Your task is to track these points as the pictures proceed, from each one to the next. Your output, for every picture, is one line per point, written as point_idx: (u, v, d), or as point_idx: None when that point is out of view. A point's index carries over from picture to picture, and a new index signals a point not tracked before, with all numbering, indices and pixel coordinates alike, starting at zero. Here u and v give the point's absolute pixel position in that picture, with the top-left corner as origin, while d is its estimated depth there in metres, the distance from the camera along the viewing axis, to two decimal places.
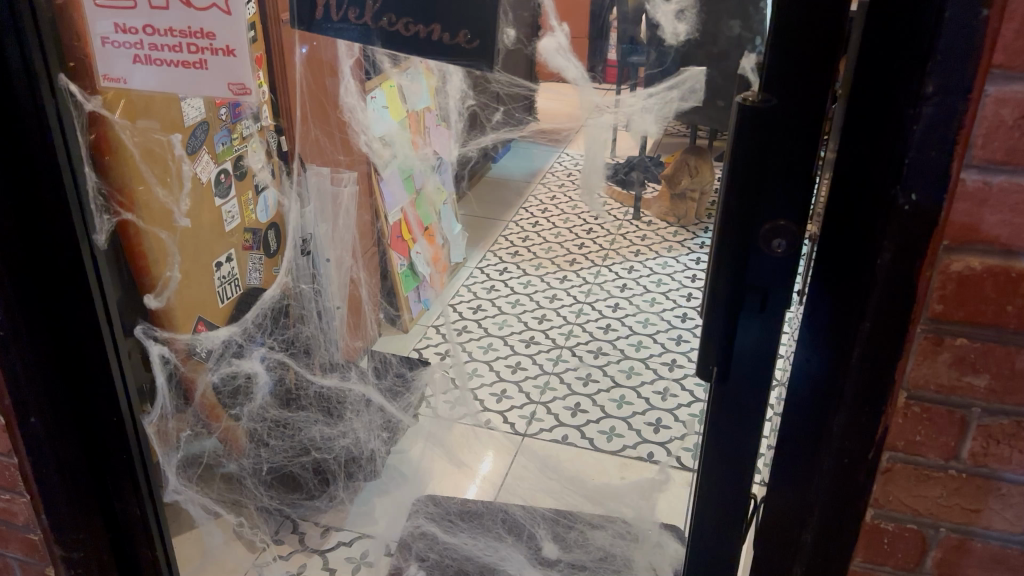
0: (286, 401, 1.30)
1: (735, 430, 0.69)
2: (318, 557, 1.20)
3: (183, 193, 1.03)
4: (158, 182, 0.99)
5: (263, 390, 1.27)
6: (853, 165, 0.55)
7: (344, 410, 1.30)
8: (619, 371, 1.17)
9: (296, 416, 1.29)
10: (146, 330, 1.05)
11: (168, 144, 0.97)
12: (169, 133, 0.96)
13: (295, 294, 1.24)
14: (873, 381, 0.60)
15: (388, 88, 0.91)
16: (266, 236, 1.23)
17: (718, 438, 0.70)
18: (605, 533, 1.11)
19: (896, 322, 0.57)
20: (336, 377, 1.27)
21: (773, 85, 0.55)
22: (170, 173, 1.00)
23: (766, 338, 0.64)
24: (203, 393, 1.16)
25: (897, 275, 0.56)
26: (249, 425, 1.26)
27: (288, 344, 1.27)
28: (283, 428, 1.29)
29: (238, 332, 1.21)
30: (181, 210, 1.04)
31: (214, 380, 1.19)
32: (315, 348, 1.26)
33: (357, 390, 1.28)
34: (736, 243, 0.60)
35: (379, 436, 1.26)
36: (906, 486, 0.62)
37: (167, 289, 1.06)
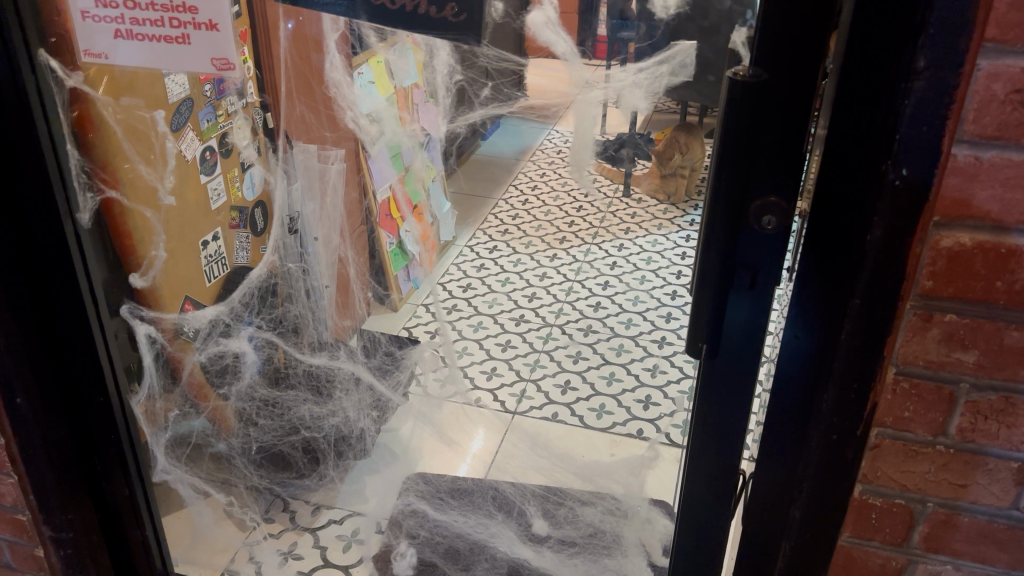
0: (275, 380, 1.28)
1: (725, 407, 0.69)
2: (309, 536, 1.21)
3: (168, 170, 1.01)
4: (141, 160, 0.97)
5: (251, 369, 1.25)
6: (844, 142, 0.54)
7: (332, 389, 1.27)
8: (608, 348, 1.21)
9: (285, 395, 1.27)
10: (133, 309, 1.06)
11: (151, 120, 0.96)
12: (152, 109, 0.94)
13: (283, 272, 1.20)
14: (863, 357, 0.60)
15: (376, 63, 0.90)
16: (252, 214, 1.18)
17: (707, 414, 0.70)
18: (594, 510, 1.15)
19: (886, 299, 0.57)
20: (325, 356, 1.25)
21: (766, 60, 0.54)
22: (154, 151, 0.98)
23: (756, 315, 0.64)
24: (192, 372, 1.16)
25: (887, 251, 0.56)
26: (237, 405, 1.25)
27: (276, 323, 1.24)
28: (272, 407, 1.27)
29: (226, 311, 1.18)
30: (166, 187, 1.02)
31: (202, 360, 1.17)
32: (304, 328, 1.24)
33: (346, 368, 1.25)
34: (728, 218, 0.60)
35: (369, 415, 1.26)
36: (894, 461, 0.63)
37: (153, 268, 1.05)
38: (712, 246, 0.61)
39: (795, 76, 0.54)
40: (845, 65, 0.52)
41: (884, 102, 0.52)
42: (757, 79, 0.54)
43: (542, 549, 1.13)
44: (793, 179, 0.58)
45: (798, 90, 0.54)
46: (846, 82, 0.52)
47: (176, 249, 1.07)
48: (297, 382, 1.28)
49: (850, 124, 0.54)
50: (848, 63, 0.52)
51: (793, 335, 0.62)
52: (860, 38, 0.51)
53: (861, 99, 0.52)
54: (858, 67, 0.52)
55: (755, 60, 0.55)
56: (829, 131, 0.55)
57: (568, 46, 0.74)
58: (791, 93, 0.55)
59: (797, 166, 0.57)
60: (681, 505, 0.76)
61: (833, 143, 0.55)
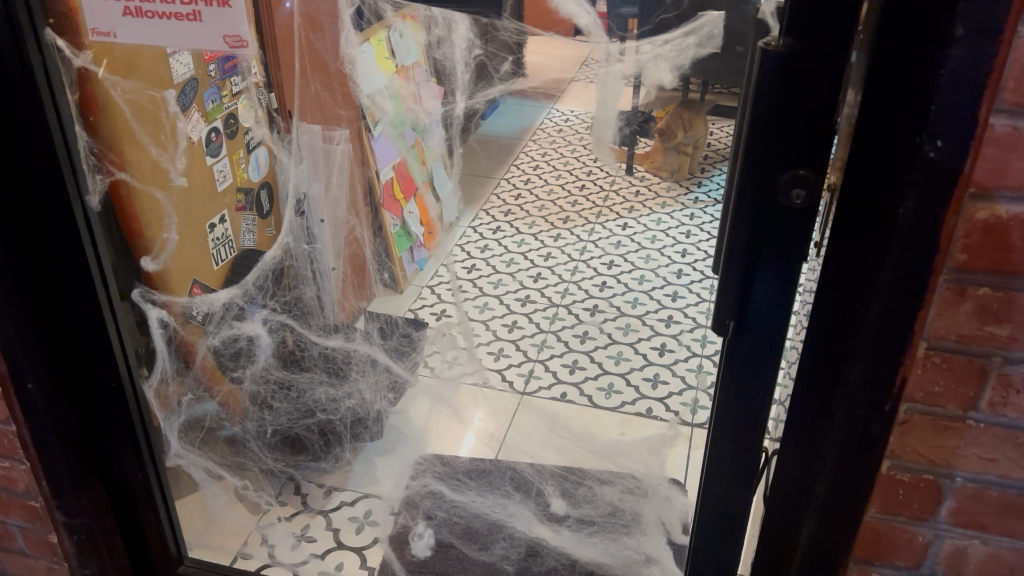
0: (288, 362, 1.29)
1: (749, 384, 0.68)
2: (322, 518, 1.20)
3: (178, 152, 1.00)
4: (152, 140, 0.96)
5: (264, 351, 1.25)
6: (876, 111, 0.53)
7: (348, 371, 1.30)
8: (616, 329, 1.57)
9: (299, 378, 1.28)
10: (144, 294, 1.02)
11: (162, 100, 0.95)
12: (161, 90, 0.94)
13: (292, 257, 1.22)
14: (894, 332, 0.59)
15: (377, 41, 0.92)
16: (258, 195, 1.18)
17: (730, 392, 0.69)
18: (613, 489, 1.16)
19: (917, 272, 0.56)
20: (340, 338, 1.29)
21: (799, 26, 0.53)
22: (164, 131, 0.97)
23: (782, 290, 0.63)
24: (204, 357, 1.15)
25: (919, 223, 0.55)
26: (251, 388, 1.25)
27: (288, 306, 1.26)
28: (287, 390, 1.28)
29: (238, 294, 1.18)
30: (177, 168, 1.01)
31: (214, 344, 1.17)
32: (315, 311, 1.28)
33: (361, 351, 1.30)
34: (755, 190, 0.59)
35: (385, 397, 1.30)
36: (923, 436, 0.62)
37: (164, 251, 1.03)
38: (737, 219, 0.61)
39: (827, 42, 0.53)
40: (880, 31, 0.51)
41: (918, 71, 0.51)
42: (789, 46, 0.53)
43: (560, 528, 1.12)
44: (822, 151, 0.57)
45: (831, 59, 0.53)
46: (881, 49, 0.51)
47: (185, 232, 1.06)
48: (315, 363, 1.30)
49: (882, 93, 0.52)
50: (883, 29, 0.51)
51: (821, 310, 0.61)
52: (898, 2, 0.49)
53: (896, 66, 0.51)
54: (895, 32, 0.50)
55: (786, 26, 0.53)
56: (860, 100, 0.54)
57: (592, 18, 0.71)
58: (822, 61, 0.53)
59: (826, 137, 0.56)
60: (703, 483, 0.75)
61: (864, 113, 0.54)
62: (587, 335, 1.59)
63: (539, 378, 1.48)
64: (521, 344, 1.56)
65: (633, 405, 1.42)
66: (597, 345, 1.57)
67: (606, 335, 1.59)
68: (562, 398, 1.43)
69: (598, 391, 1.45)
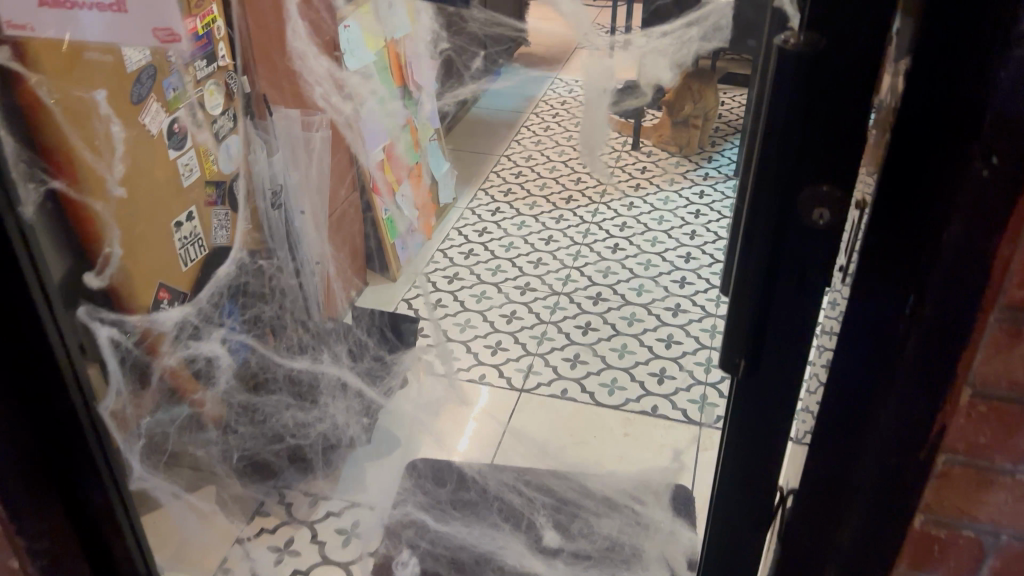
0: (254, 385, 1.19)
1: (761, 425, 0.59)
2: (307, 529, 1.12)
3: (116, 157, 0.89)
4: (84, 145, 0.84)
5: (225, 374, 1.15)
6: (916, 118, 0.44)
7: (318, 394, 1.23)
8: (621, 319, 1.52)
9: (266, 401, 1.19)
10: (91, 313, 0.91)
11: (91, 101, 0.83)
12: (92, 89, 0.83)
13: (254, 269, 1.16)
14: (932, 372, 0.50)
15: (365, 14, 0.96)
16: (232, 189, 1.09)
17: (740, 433, 0.60)
18: (612, 522, 1.07)
19: (962, 303, 0.48)
20: (308, 358, 1.24)
21: (823, 19, 0.43)
22: (97, 138, 0.85)
23: (799, 322, 0.54)
24: (164, 375, 1.03)
25: (965, 250, 0.46)
26: (218, 409, 1.14)
27: (253, 323, 1.18)
28: (251, 412, 1.18)
29: (194, 312, 1.06)
30: (115, 176, 0.89)
31: (174, 363, 1.04)
32: (283, 328, 1.22)
33: (331, 372, 1.26)
34: (771, 208, 0.50)
35: (360, 421, 1.24)
36: (962, 491, 0.55)
37: (110, 266, 0.93)
38: (748, 239, 0.52)
39: (859, 37, 0.43)
40: (922, 21, 0.41)
41: (969, 68, 0.42)
42: (813, 41, 0.44)
43: (553, 562, 1.03)
44: (849, 163, 0.48)
45: (863, 56, 0.44)
46: (922, 42, 0.42)
47: (134, 240, 0.94)
48: (279, 383, 1.21)
49: (925, 95, 0.43)
50: (929, 20, 0.41)
51: (843, 345, 0.52)
52: None
53: (942, 63, 0.42)
54: (940, 25, 0.41)
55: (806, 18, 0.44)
56: (895, 103, 0.44)
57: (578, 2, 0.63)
58: (853, 58, 0.44)
59: (853, 147, 0.47)
60: (710, 527, 0.68)
61: (900, 120, 0.44)
62: (590, 326, 1.50)
63: (538, 374, 1.40)
64: (520, 337, 1.48)
65: (637, 403, 1.34)
66: (600, 337, 1.48)
67: (610, 326, 1.50)
68: (562, 396, 1.35)
69: (600, 387, 1.37)
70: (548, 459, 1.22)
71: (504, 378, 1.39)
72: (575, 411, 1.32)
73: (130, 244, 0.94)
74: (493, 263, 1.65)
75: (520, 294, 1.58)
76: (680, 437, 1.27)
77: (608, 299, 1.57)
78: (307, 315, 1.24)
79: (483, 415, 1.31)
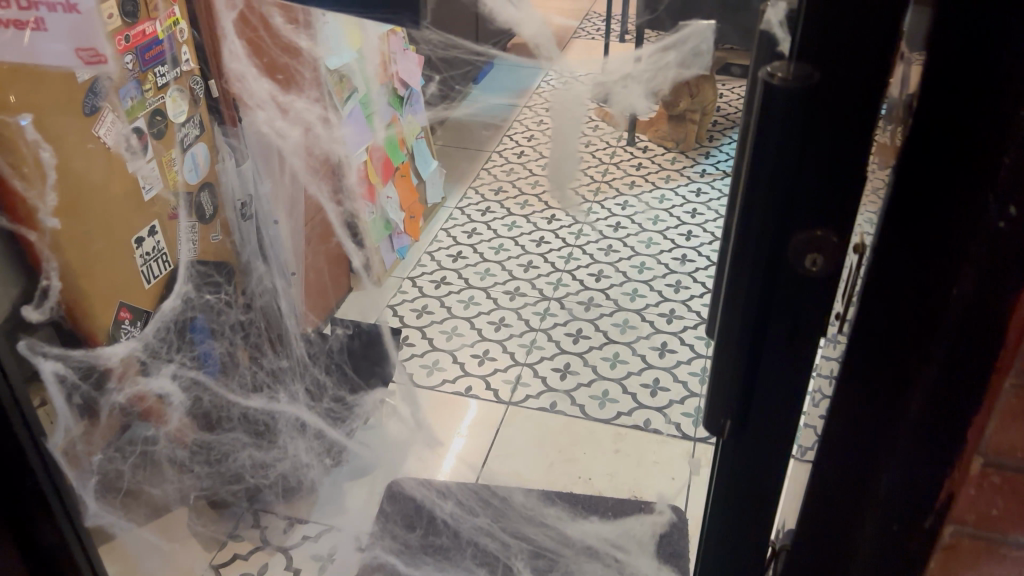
0: (209, 425, 1.09)
1: (750, 483, 0.54)
2: (282, 555, 1.07)
3: (49, 186, 0.80)
4: (10, 171, 0.76)
5: (177, 414, 1.04)
6: (924, 157, 0.38)
7: (276, 434, 1.14)
8: (613, 326, 1.46)
9: (223, 439, 1.10)
10: (30, 346, 0.82)
11: (15, 126, 0.75)
12: (18, 113, 0.75)
13: (200, 305, 1.05)
14: (940, 443, 0.44)
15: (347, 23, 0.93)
16: (199, 200, 1.02)
17: (728, 490, 0.55)
18: (595, 566, 1.01)
19: (974, 367, 0.41)
20: (263, 397, 1.15)
21: (812, 46, 0.38)
22: (26, 164, 0.77)
23: (791, 376, 0.49)
24: (111, 413, 0.94)
25: (977, 311, 0.40)
26: (168, 452, 1.03)
27: (200, 362, 1.06)
28: (206, 453, 1.08)
29: (138, 347, 0.96)
30: (48, 206, 0.81)
31: (119, 403, 0.95)
32: (236, 366, 1.12)
33: (289, 412, 1.16)
34: (758, 253, 0.45)
35: (320, 460, 1.17)
36: (973, 564, 0.49)
37: (49, 299, 0.84)
38: (733, 284, 0.47)
39: (855, 66, 0.38)
40: (928, 49, 0.36)
41: (984, 102, 0.36)
42: (800, 72, 0.39)
43: None
44: (846, 203, 0.42)
45: (860, 88, 0.39)
46: (928, 72, 0.36)
47: (91, 259, 0.87)
48: (234, 423, 1.11)
49: (933, 130, 0.38)
50: (936, 42, 0.35)
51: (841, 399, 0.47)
52: (954, 9, 0.34)
53: (952, 96, 0.36)
54: (948, 52, 0.35)
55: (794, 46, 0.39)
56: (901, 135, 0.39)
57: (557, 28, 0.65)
58: (848, 89, 0.39)
59: (849, 184, 0.42)
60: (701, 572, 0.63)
61: (906, 151, 0.39)
62: (581, 334, 1.45)
63: (526, 385, 1.34)
64: (508, 345, 1.43)
65: (629, 417, 1.29)
66: (591, 345, 1.42)
67: (602, 334, 1.45)
68: (551, 409, 1.30)
69: (591, 399, 1.32)
70: (535, 478, 1.17)
71: (491, 390, 1.34)
72: (564, 426, 1.27)
73: (73, 270, 0.85)
74: (482, 267, 1.61)
75: (509, 300, 1.53)
76: (673, 454, 1.22)
77: (601, 305, 1.51)
78: (260, 349, 1.16)
79: (478, 427, 1.26)
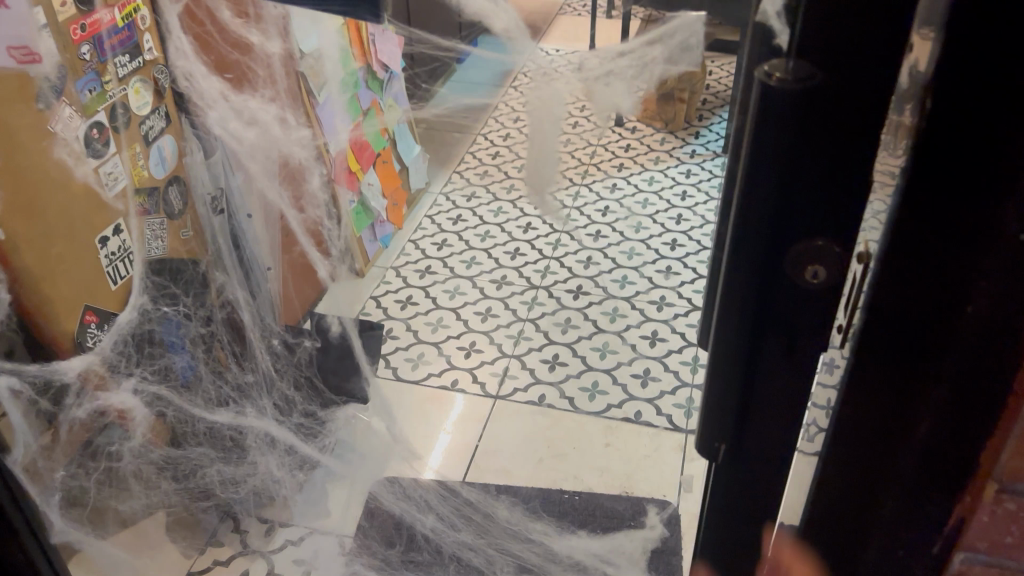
0: (175, 438, 1.02)
1: (746, 508, 0.50)
2: (263, 561, 1.05)
3: None
4: None
5: (141, 426, 0.95)
6: (925, 161, 0.33)
7: (245, 448, 1.06)
8: (603, 314, 1.43)
9: (189, 455, 1.02)
10: None
11: None
12: None
13: (158, 317, 0.99)
14: (951, 470, 0.39)
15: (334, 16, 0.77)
16: (166, 195, 0.96)
17: (722, 518, 0.51)
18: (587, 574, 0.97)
19: (990, 389, 0.35)
20: (229, 411, 1.04)
21: (813, 47, 0.34)
22: None
23: (791, 393, 0.45)
24: (73, 428, 0.87)
25: (994, 326, 0.34)
26: (133, 465, 0.97)
27: (162, 375, 0.98)
28: (172, 466, 1.01)
29: (95, 359, 0.89)
30: None
31: (80, 417, 0.88)
32: (199, 381, 1.03)
33: (257, 427, 1.06)
34: (755, 260, 0.40)
35: (293, 474, 1.09)
36: None
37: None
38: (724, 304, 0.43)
39: (860, 62, 0.34)
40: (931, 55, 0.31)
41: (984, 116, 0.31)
42: (800, 72, 0.34)
43: None
44: (848, 201, 0.38)
45: (862, 90, 0.34)
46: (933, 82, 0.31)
47: (52, 263, 0.83)
48: (199, 438, 1.03)
49: (945, 137, 0.32)
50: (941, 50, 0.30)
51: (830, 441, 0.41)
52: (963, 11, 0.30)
53: (972, 105, 0.31)
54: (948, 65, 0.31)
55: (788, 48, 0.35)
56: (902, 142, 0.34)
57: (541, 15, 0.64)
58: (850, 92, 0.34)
59: (846, 186, 0.38)
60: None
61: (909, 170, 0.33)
62: (570, 323, 1.41)
63: (514, 378, 1.31)
64: (495, 337, 1.39)
65: (619, 409, 1.25)
66: (581, 335, 1.39)
67: (591, 323, 1.41)
68: (540, 402, 1.27)
69: (581, 392, 1.28)
70: (523, 475, 1.14)
71: (478, 384, 1.30)
72: (553, 420, 1.24)
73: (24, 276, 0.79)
74: (467, 255, 1.57)
75: (496, 289, 1.49)
76: (666, 447, 1.19)
77: (590, 293, 1.48)
78: (224, 364, 1.07)
79: (460, 426, 1.23)
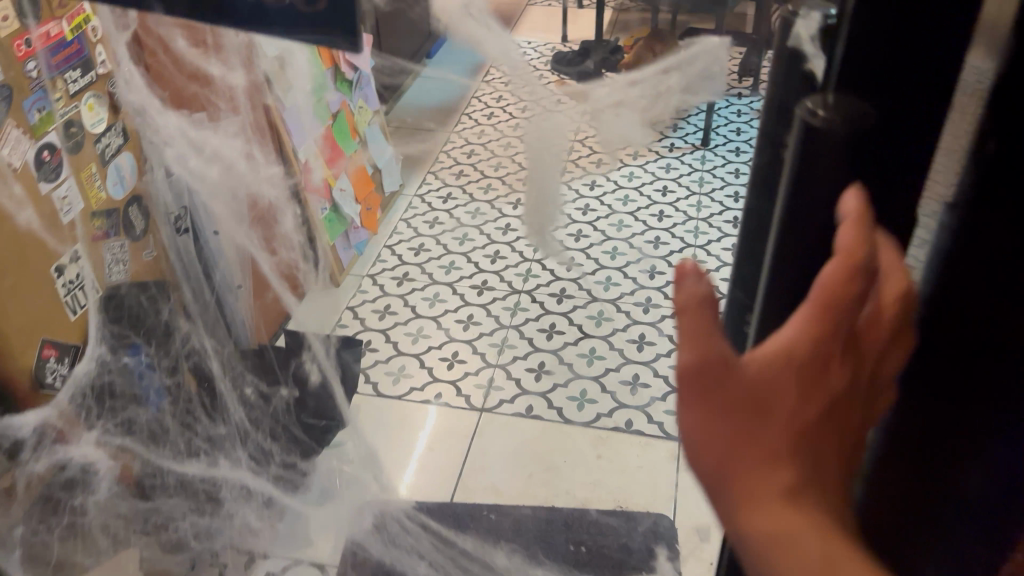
0: (145, 492, 0.91)
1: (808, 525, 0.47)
2: None
3: None
4: None
5: (107, 481, 0.85)
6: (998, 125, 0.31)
7: (220, 497, 0.99)
8: (588, 319, 1.39)
9: (162, 507, 0.93)
10: None
11: None
12: None
13: (121, 368, 0.89)
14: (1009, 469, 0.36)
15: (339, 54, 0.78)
16: (127, 216, 0.90)
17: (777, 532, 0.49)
18: None
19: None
20: (201, 461, 0.98)
21: (861, 87, 0.31)
22: None
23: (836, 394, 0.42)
24: (30, 485, 0.76)
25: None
26: (102, 525, 0.86)
27: (126, 429, 0.88)
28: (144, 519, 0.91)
29: (54, 414, 0.79)
30: None
31: (40, 473, 0.77)
32: (167, 433, 0.94)
33: (229, 474, 1.00)
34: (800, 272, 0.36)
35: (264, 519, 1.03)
36: None
37: None
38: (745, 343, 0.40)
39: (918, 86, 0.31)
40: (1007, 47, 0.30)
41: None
42: (848, 111, 0.31)
43: None
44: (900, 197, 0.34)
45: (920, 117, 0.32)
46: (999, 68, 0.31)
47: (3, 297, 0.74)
48: (170, 493, 0.93)
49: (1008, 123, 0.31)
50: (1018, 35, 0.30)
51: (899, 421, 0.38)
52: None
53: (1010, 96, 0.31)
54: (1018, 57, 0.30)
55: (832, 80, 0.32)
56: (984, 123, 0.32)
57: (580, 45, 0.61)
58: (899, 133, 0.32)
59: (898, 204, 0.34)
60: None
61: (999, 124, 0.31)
62: (554, 329, 1.37)
63: (499, 390, 1.27)
64: (478, 346, 1.35)
65: (610, 418, 1.22)
66: (566, 341, 1.35)
67: (576, 328, 1.37)
68: (528, 414, 1.22)
69: (569, 401, 1.24)
70: (513, 493, 1.11)
71: (463, 396, 1.26)
72: (542, 432, 1.20)
73: None
74: (446, 260, 1.52)
75: (477, 295, 1.44)
76: (658, 457, 1.16)
77: (574, 296, 1.43)
78: (193, 415, 0.98)
79: (430, 445, 1.19)
